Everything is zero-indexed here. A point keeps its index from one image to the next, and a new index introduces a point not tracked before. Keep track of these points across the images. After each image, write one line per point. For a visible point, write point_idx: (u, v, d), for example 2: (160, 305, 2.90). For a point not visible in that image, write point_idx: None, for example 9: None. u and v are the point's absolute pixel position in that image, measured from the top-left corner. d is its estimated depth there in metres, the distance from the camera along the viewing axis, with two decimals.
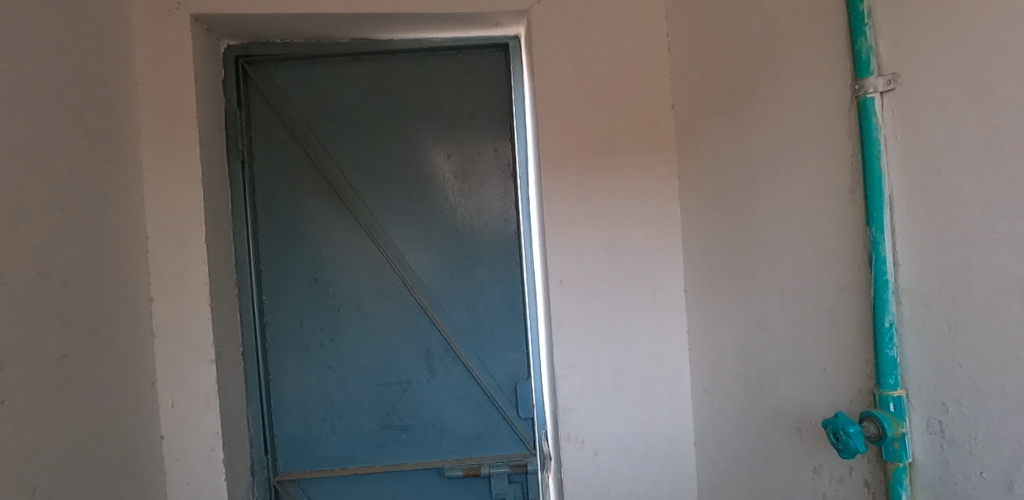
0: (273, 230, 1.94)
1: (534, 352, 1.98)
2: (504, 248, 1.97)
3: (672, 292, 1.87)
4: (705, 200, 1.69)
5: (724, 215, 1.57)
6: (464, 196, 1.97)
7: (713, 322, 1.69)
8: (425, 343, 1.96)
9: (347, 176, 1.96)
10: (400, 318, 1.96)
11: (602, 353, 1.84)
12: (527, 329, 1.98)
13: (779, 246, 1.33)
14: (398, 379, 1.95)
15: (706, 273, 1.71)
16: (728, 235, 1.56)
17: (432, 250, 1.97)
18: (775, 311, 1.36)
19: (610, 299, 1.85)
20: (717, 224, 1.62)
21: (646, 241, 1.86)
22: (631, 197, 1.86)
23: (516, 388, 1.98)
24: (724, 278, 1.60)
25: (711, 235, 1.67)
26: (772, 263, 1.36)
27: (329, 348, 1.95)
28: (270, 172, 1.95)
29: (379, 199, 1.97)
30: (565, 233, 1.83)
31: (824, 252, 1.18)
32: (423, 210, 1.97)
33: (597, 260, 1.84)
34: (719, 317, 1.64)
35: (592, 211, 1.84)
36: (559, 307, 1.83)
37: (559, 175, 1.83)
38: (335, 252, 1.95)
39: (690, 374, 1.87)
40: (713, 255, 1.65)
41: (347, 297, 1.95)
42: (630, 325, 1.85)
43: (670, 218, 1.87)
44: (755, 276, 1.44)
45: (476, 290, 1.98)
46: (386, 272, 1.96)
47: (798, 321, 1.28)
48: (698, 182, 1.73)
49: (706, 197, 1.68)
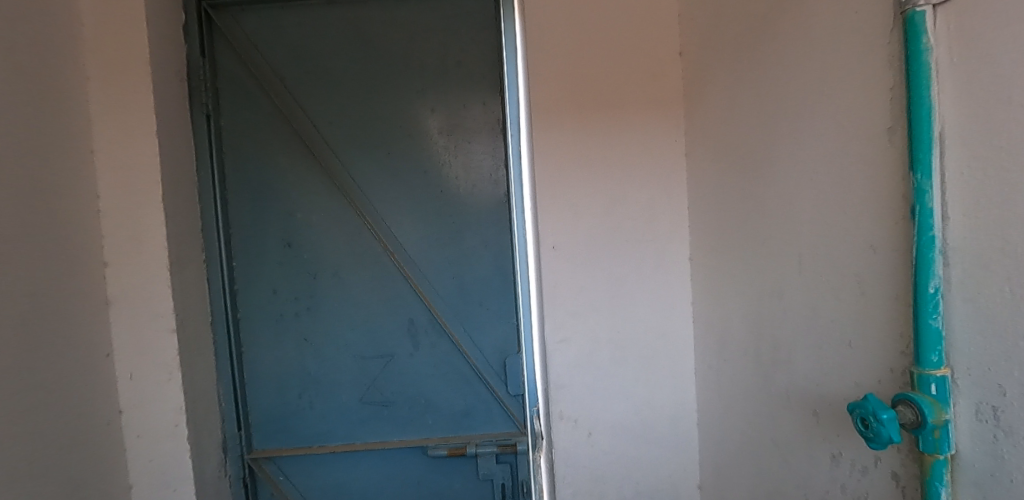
0: (243, 191, 1.79)
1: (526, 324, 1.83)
2: (494, 212, 1.81)
3: (677, 260, 1.70)
4: (717, 154, 1.50)
5: (737, 172, 1.40)
6: (449, 155, 1.81)
7: (722, 293, 1.52)
8: (409, 315, 1.82)
9: (322, 132, 1.79)
10: (381, 287, 1.81)
11: (599, 325, 1.68)
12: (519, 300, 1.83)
13: (800, 204, 1.15)
14: (379, 352, 1.81)
15: (715, 239, 1.54)
16: (744, 194, 1.37)
17: (415, 215, 1.81)
18: (794, 277, 1.19)
19: (608, 267, 1.68)
20: (730, 181, 1.43)
21: (649, 204, 1.69)
22: (633, 155, 1.68)
23: (506, 364, 1.83)
24: (736, 243, 1.43)
25: (721, 194, 1.49)
26: (793, 223, 1.18)
27: (305, 319, 1.80)
28: (239, 128, 1.79)
29: (357, 158, 1.80)
30: (559, 194, 1.66)
31: (858, 207, 1.00)
32: (406, 170, 1.80)
33: (594, 223, 1.67)
34: (729, 287, 1.47)
35: (588, 170, 1.67)
36: (552, 276, 1.67)
37: (552, 130, 1.65)
38: (310, 215, 1.79)
39: (695, 350, 1.71)
40: (725, 219, 1.48)
41: (324, 265, 1.80)
42: (630, 295, 1.69)
43: (676, 178, 1.69)
44: (772, 239, 1.26)
45: (463, 257, 1.82)
46: (366, 238, 1.80)
47: (821, 289, 1.11)
48: (709, 136, 1.54)
49: (717, 152, 1.49)
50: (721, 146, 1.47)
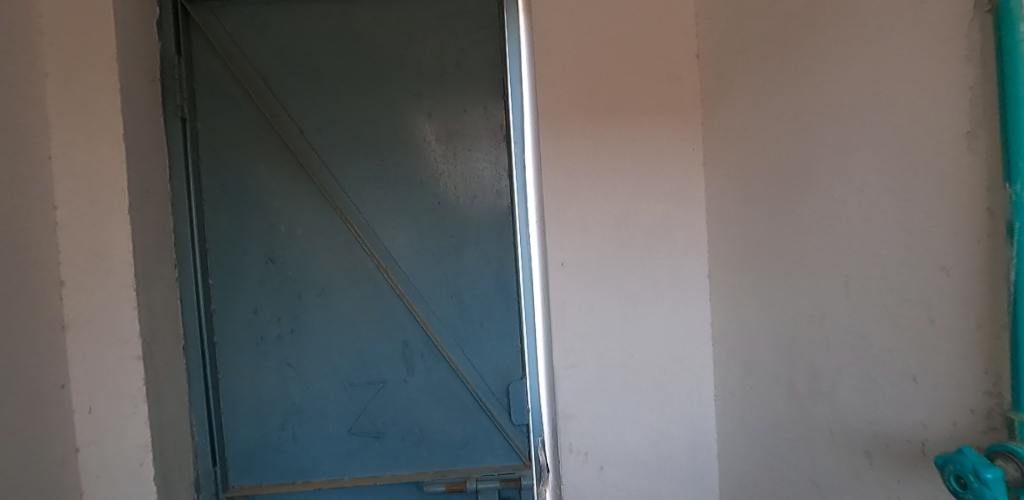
0: (221, 202, 1.63)
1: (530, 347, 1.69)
2: (496, 225, 1.67)
3: (694, 277, 1.58)
4: (743, 162, 1.37)
5: (766, 183, 1.27)
6: (447, 164, 1.67)
7: (748, 314, 1.39)
8: (403, 337, 1.66)
9: (308, 138, 1.65)
10: (371, 307, 1.66)
11: (610, 348, 1.55)
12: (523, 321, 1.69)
13: (848, 220, 1.03)
14: (370, 378, 1.66)
15: (738, 256, 1.42)
16: (777, 206, 1.24)
17: (410, 228, 1.67)
18: (847, 299, 1.06)
19: (621, 284, 1.55)
20: (760, 192, 1.30)
21: (664, 217, 1.56)
22: (648, 164, 1.56)
23: (508, 390, 1.69)
24: (768, 260, 1.29)
25: (747, 206, 1.36)
26: (845, 239, 1.04)
27: (288, 342, 1.64)
28: (217, 132, 1.64)
29: (347, 165, 1.65)
30: (568, 207, 1.53)
31: (938, 221, 0.86)
32: (400, 179, 1.66)
33: (605, 238, 1.54)
34: (758, 307, 1.34)
35: (599, 181, 1.54)
36: (560, 295, 1.53)
37: (560, 137, 1.53)
38: (295, 228, 1.64)
39: (714, 375, 1.58)
40: (751, 233, 1.35)
41: (310, 282, 1.64)
42: (643, 316, 1.56)
43: (693, 189, 1.57)
44: (815, 256, 1.13)
45: (462, 274, 1.68)
46: (357, 253, 1.65)
47: (885, 315, 0.97)
48: (733, 143, 1.42)
49: (743, 161, 1.37)
50: (747, 153, 1.35)
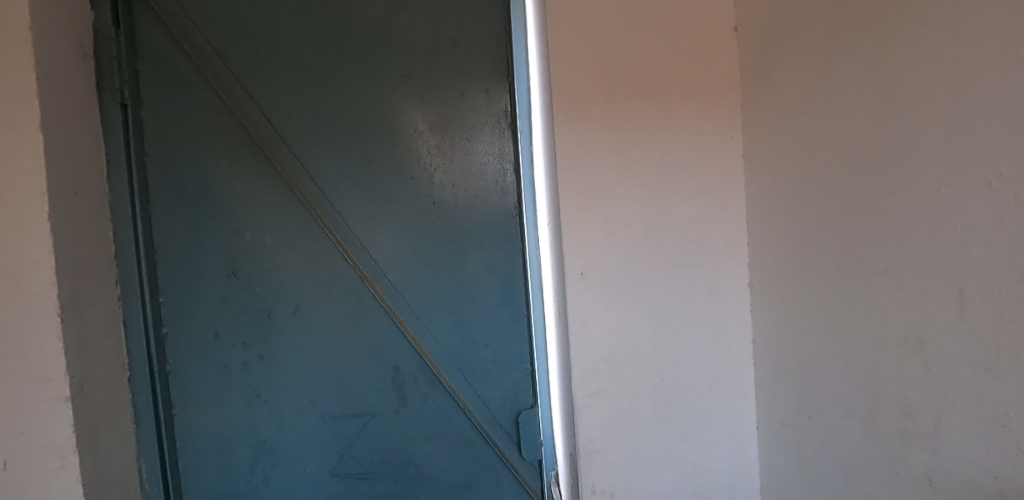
0: (173, 205, 1.36)
1: (541, 369, 1.47)
2: (501, 228, 1.45)
3: (732, 287, 1.36)
4: (805, 151, 1.15)
5: (838, 176, 1.06)
6: (444, 157, 1.43)
7: (807, 333, 1.18)
8: (394, 362, 1.42)
9: (277, 127, 1.38)
10: (356, 327, 1.41)
11: (638, 372, 1.34)
12: (534, 340, 1.47)
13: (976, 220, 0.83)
14: (355, 411, 1.41)
15: (790, 263, 1.21)
16: (858, 205, 1.02)
17: (400, 233, 1.42)
18: (971, 320, 0.84)
19: (649, 296, 1.34)
20: (830, 187, 1.08)
21: (698, 217, 1.34)
22: (679, 156, 1.33)
23: (518, 419, 1.47)
24: (840, 269, 1.07)
25: (809, 204, 1.14)
26: (975, 245, 0.83)
27: (257, 371, 1.38)
28: (165, 121, 1.35)
29: (324, 160, 1.39)
30: (589, 209, 1.30)
31: None
32: (387, 177, 1.40)
33: (632, 244, 1.32)
34: (822, 325, 1.13)
35: (624, 177, 1.32)
36: (580, 312, 1.31)
37: (580, 127, 1.29)
38: (263, 235, 1.37)
39: (757, 400, 1.37)
40: (816, 237, 1.13)
41: (283, 299, 1.38)
42: (675, 332, 1.35)
43: (731, 185, 1.35)
44: (920, 266, 0.91)
45: (462, 287, 1.44)
46: (338, 264, 1.40)
47: None
48: (789, 129, 1.19)
49: (805, 150, 1.15)
50: (812, 142, 1.13)
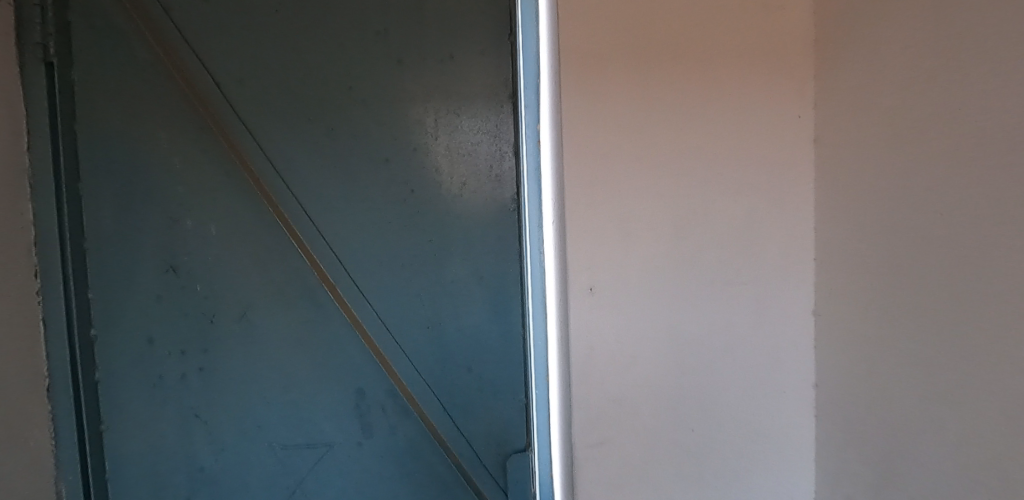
0: (104, 183, 1.13)
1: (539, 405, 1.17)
2: (494, 225, 1.18)
3: (786, 315, 1.06)
4: (914, 139, 0.84)
5: (980, 173, 0.76)
6: (426, 135, 1.16)
7: (899, 385, 0.89)
8: (356, 384, 1.17)
9: (225, 94, 1.14)
10: (313, 340, 1.16)
11: (660, 418, 1.04)
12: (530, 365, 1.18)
13: None
14: (309, 440, 1.17)
15: (883, 293, 0.91)
16: (1015, 219, 0.72)
17: (370, 228, 1.16)
18: None
19: (677, 320, 1.04)
20: (958, 191, 0.78)
21: (747, 222, 1.04)
22: (728, 139, 1.03)
23: (507, 461, 1.21)
24: (963, 309, 0.79)
25: (917, 212, 0.84)
26: None
27: (196, 387, 1.16)
28: (97, 83, 1.12)
29: (281, 134, 1.14)
30: (603, 205, 1.01)
31: None
32: (355, 159, 1.15)
33: (657, 252, 1.02)
34: (930, 378, 0.84)
35: (651, 167, 1.01)
36: (586, 338, 1.02)
37: (592, 99, 1.00)
38: (207, 224, 1.15)
39: (816, 460, 1.07)
40: (924, 261, 0.84)
41: (228, 301, 1.15)
42: (710, 369, 1.05)
43: (796, 179, 1.04)
44: None
45: (444, 296, 1.17)
46: (296, 262, 1.16)
47: None
48: (890, 106, 0.88)
49: (915, 136, 0.84)
50: (928, 123, 0.82)
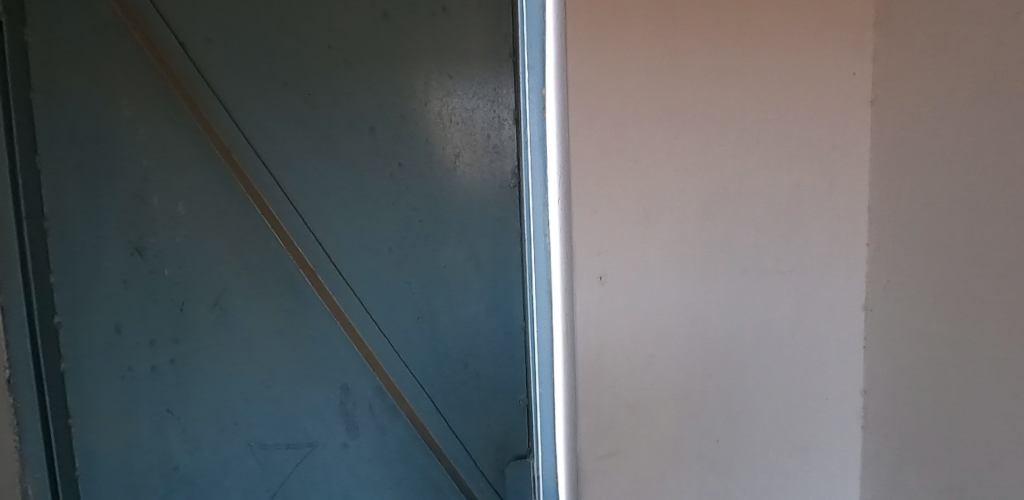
0: (59, 145, 0.94)
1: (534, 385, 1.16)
2: (493, 204, 1.10)
3: (834, 309, 0.91)
4: (1016, 103, 0.69)
5: None
6: (417, 101, 1.05)
7: (971, 398, 0.76)
8: (342, 380, 1.09)
9: (191, 48, 0.98)
10: (296, 333, 1.06)
11: (678, 429, 0.90)
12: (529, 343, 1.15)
13: None
14: (290, 440, 1.08)
15: (964, 288, 0.76)
16: None
17: (354, 206, 1.05)
18: None
19: (704, 314, 0.89)
20: None
21: (789, 200, 0.89)
22: (773, 101, 0.87)
23: (500, 448, 1.19)
24: None
25: (1015, 189, 0.69)
26: None
27: (170, 380, 1.04)
28: (45, 20, 0.92)
29: (252, 98, 1.00)
30: (615, 181, 0.86)
31: None
32: (337, 128, 1.03)
33: (679, 237, 0.88)
34: (1016, 391, 0.70)
35: (672, 135, 0.86)
36: (596, 336, 0.88)
37: (605, 52, 0.83)
38: (174, 200, 1.00)
39: (856, 477, 0.94)
40: (1018, 251, 0.70)
41: (201, 287, 1.03)
42: (742, 371, 0.91)
43: (847, 151, 0.89)
44: None
45: (438, 280, 1.10)
46: (273, 246, 1.04)
47: None
48: (982, 60, 0.73)
49: (1016, 97, 0.69)
50: None
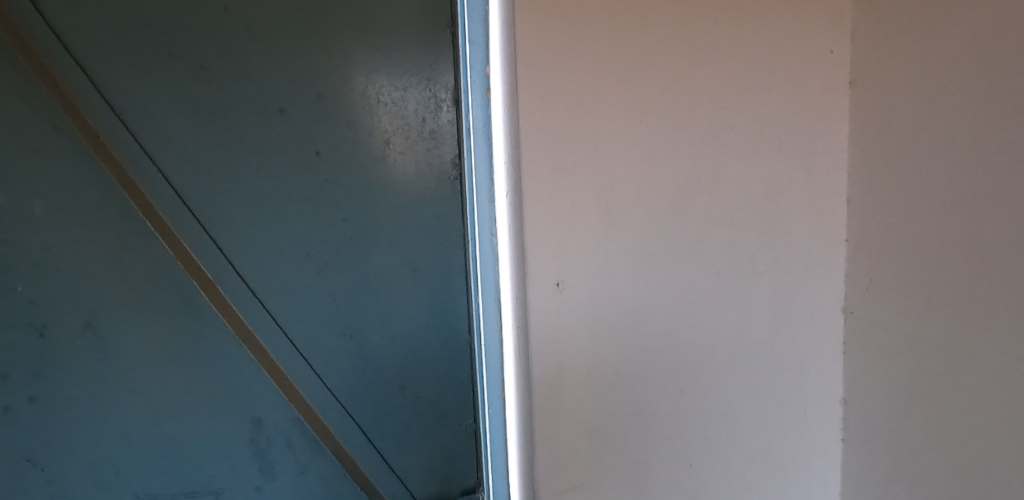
0: None
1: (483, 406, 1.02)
2: (430, 201, 0.96)
3: (813, 312, 0.82)
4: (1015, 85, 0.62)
5: None
6: (337, 79, 0.88)
7: (969, 408, 0.68)
8: (251, 413, 0.93)
9: (44, 8, 0.78)
10: (194, 358, 0.89)
11: (648, 454, 0.79)
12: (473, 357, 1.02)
13: None
14: (188, 489, 0.92)
15: (955, 292, 0.69)
16: None
17: (262, 204, 0.88)
18: None
19: (674, 323, 0.79)
20: None
21: (766, 193, 0.79)
22: (748, 81, 0.77)
23: (445, 479, 1.05)
24: None
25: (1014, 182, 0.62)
26: None
27: (31, 423, 0.84)
28: None
29: (126, 70, 0.81)
30: (572, 173, 0.73)
31: None
32: (239, 109, 0.85)
33: (647, 237, 0.76)
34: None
35: (636, 119, 0.74)
36: (554, 353, 0.75)
37: (558, 19, 0.71)
38: (28, 200, 0.80)
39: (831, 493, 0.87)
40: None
41: (66, 306, 0.83)
42: (715, 386, 0.81)
43: (824, 138, 0.80)
44: None
45: (368, 290, 0.95)
46: (160, 254, 0.86)
47: None
48: (976, 36, 0.65)
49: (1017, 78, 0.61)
50: None
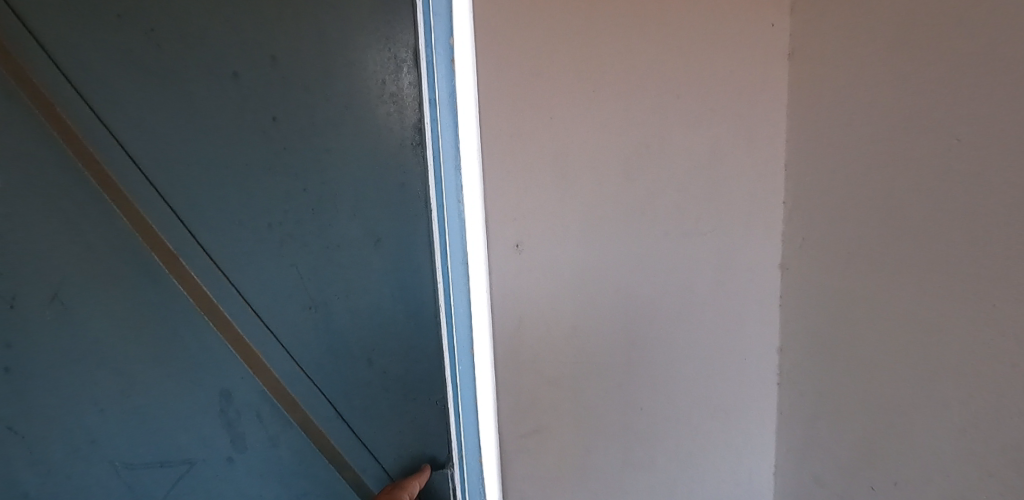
0: None
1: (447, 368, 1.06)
2: (393, 167, 0.97)
3: (752, 269, 0.90)
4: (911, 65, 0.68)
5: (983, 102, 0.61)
6: (291, 42, 0.88)
7: (872, 350, 0.77)
8: (219, 386, 0.96)
9: None
10: (162, 327, 0.91)
11: (602, 400, 0.86)
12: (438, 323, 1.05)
13: None
14: (163, 459, 0.96)
15: (861, 249, 0.77)
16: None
17: (224, 176, 0.89)
18: None
19: (626, 280, 0.85)
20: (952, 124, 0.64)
21: (708, 161, 0.85)
22: (693, 53, 0.82)
23: (416, 434, 1.10)
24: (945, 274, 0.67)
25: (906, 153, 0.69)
26: None
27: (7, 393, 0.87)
28: None
29: (79, 43, 0.81)
30: (530, 141, 0.77)
31: None
32: (194, 78, 0.85)
33: (599, 200, 0.81)
34: (922, 342, 0.70)
35: (589, 88, 0.78)
36: (516, 309, 0.81)
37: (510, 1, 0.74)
38: None
39: (766, 434, 0.96)
40: (923, 202, 0.68)
41: (31, 280, 0.85)
42: (665, 337, 0.88)
43: (764, 111, 0.86)
44: None
45: (333, 259, 0.97)
46: (122, 228, 0.87)
47: None
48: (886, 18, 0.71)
49: (914, 58, 0.68)
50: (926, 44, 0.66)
